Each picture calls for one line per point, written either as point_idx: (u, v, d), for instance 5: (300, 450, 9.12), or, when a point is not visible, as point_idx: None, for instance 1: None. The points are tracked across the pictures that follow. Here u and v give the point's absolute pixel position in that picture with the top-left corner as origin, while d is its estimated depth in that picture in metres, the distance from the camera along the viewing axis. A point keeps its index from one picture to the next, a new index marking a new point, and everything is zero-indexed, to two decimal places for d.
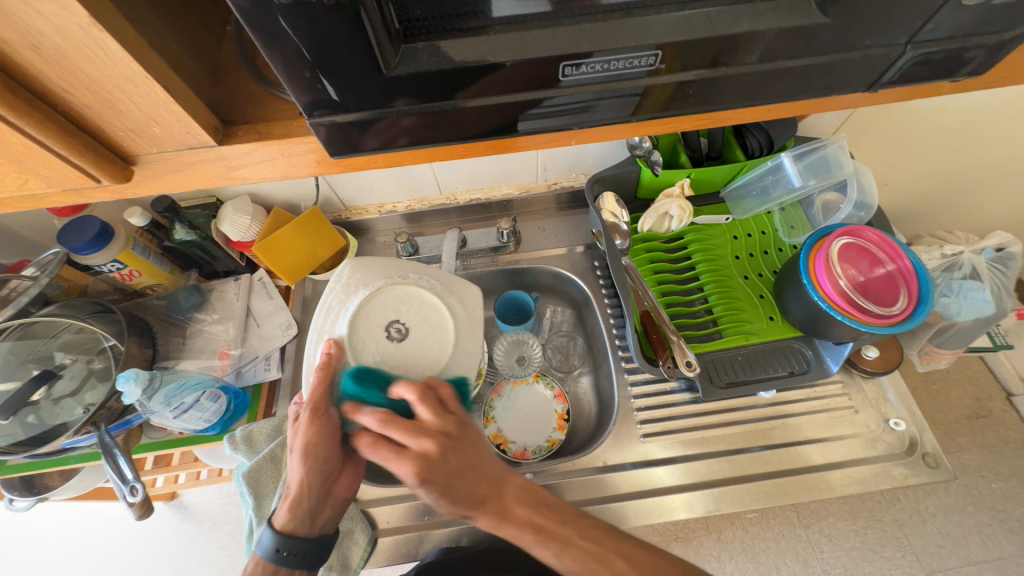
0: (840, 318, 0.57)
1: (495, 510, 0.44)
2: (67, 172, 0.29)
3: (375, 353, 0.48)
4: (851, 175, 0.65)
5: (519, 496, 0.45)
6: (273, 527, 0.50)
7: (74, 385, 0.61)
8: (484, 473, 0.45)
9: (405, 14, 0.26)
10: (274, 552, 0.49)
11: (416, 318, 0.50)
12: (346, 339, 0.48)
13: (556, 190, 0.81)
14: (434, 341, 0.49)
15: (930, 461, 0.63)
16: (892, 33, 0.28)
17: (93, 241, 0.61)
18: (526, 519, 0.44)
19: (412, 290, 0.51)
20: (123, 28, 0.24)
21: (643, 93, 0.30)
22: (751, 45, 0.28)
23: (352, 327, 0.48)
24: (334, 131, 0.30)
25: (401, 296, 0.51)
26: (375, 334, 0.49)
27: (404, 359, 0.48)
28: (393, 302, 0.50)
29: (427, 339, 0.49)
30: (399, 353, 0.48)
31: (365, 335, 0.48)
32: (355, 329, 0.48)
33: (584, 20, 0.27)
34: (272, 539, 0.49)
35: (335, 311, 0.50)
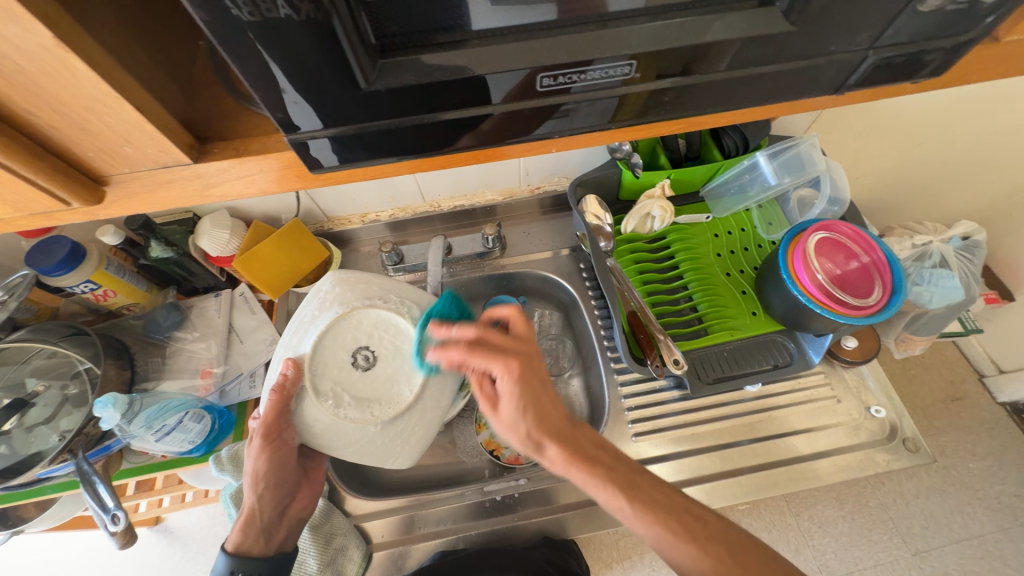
0: (819, 310, 0.58)
1: (567, 441, 0.47)
2: (34, 195, 0.28)
3: (334, 380, 0.49)
4: (824, 172, 0.67)
5: (590, 440, 0.49)
6: (227, 551, 0.50)
7: (48, 411, 0.59)
8: (561, 406, 0.50)
9: (382, 29, 0.26)
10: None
11: (386, 348, 0.51)
12: (307, 360, 0.49)
13: (539, 194, 0.82)
14: (399, 378, 0.50)
15: (910, 446, 0.65)
16: (855, 40, 0.29)
17: (65, 261, 0.59)
18: (600, 462, 0.47)
19: (389, 317, 0.52)
20: (90, 49, 0.23)
21: (620, 100, 0.31)
22: (723, 53, 0.29)
23: (316, 347, 0.49)
24: (313, 147, 0.29)
25: (376, 322, 0.51)
26: (339, 356, 0.50)
27: (366, 388, 0.49)
28: (366, 328, 0.51)
29: (391, 376, 0.50)
30: (360, 383, 0.49)
31: (329, 358, 0.49)
32: (320, 351, 0.49)
33: (558, 33, 0.27)
34: (227, 562, 0.49)
35: (306, 325, 0.50)
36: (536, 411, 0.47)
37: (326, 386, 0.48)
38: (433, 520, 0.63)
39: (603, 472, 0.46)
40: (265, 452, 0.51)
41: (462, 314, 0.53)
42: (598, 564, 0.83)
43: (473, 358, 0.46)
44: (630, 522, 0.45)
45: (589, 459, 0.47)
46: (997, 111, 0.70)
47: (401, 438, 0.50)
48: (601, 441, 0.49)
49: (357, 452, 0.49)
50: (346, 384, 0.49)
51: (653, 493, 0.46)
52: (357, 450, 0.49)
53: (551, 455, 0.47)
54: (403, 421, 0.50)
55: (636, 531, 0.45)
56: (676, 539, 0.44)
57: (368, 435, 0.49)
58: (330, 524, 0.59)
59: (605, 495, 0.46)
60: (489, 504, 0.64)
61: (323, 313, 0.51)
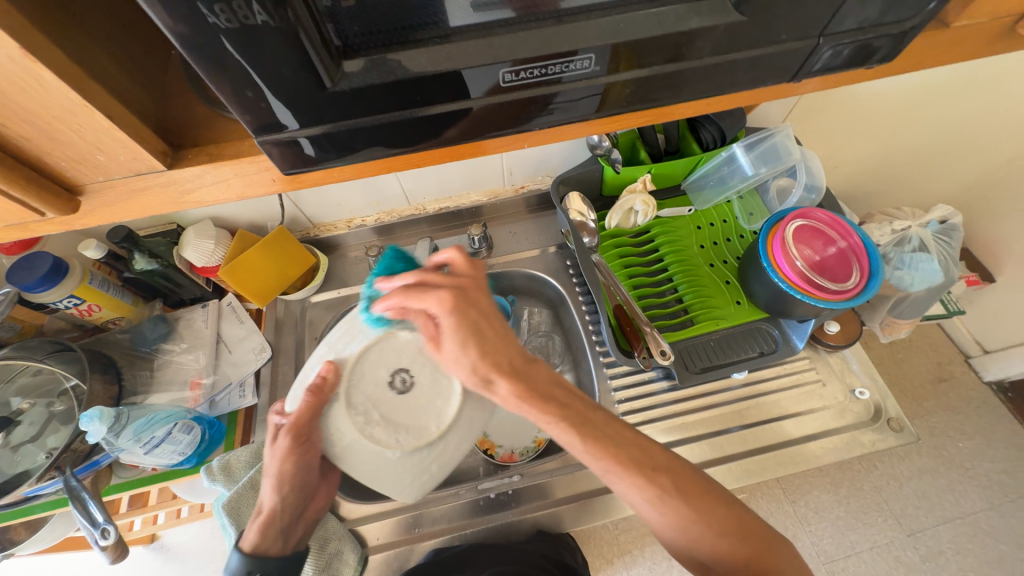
0: (800, 296, 0.59)
1: (520, 379, 0.45)
2: (9, 206, 0.28)
3: (367, 395, 0.46)
4: (799, 161, 0.68)
5: (545, 376, 0.48)
6: (241, 549, 0.49)
7: (34, 429, 0.58)
8: (511, 341, 0.47)
9: (347, 32, 0.26)
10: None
11: (425, 376, 0.46)
12: (348, 365, 0.46)
13: (524, 193, 0.83)
14: (431, 410, 0.46)
15: (895, 425, 0.67)
16: (808, 27, 0.30)
17: (47, 277, 0.58)
18: (552, 397, 0.46)
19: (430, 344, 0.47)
20: (56, 58, 0.23)
21: (603, 92, 0.32)
22: (681, 45, 0.30)
23: (359, 357, 0.46)
24: (286, 149, 0.30)
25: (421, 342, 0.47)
26: (377, 370, 0.47)
27: (396, 412, 0.46)
28: (410, 349, 0.47)
29: (425, 404, 0.46)
30: (391, 399, 0.46)
31: (368, 371, 0.46)
32: (361, 360, 0.46)
33: (517, 29, 0.28)
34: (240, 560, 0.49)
35: (355, 329, 0.48)
36: (478, 344, 0.45)
37: (358, 397, 0.46)
38: (429, 521, 0.63)
39: (549, 408, 0.45)
40: (292, 456, 0.49)
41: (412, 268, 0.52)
42: (599, 560, 0.83)
43: (410, 300, 0.45)
44: (582, 458, 0.45)
45: (543, 395, 0.46)
46: (964, 96, 0.71)
47: (417, 471, 0.46)
48: (555, 378, 0.48)
49: (370, 477, 0.46)
50: (377, 401, 0.46)
51: (609, 433, 0.45)
52: (372, 475, 0.46)
53: (501, 392, 0.45)
54: (425, 456, 0.46)
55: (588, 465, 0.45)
56: (628, 482, 0.44)
57: (386, 463, 0.45)
58: (325, 529, 0.58)
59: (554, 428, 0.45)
60: (484, 503, 0.64)
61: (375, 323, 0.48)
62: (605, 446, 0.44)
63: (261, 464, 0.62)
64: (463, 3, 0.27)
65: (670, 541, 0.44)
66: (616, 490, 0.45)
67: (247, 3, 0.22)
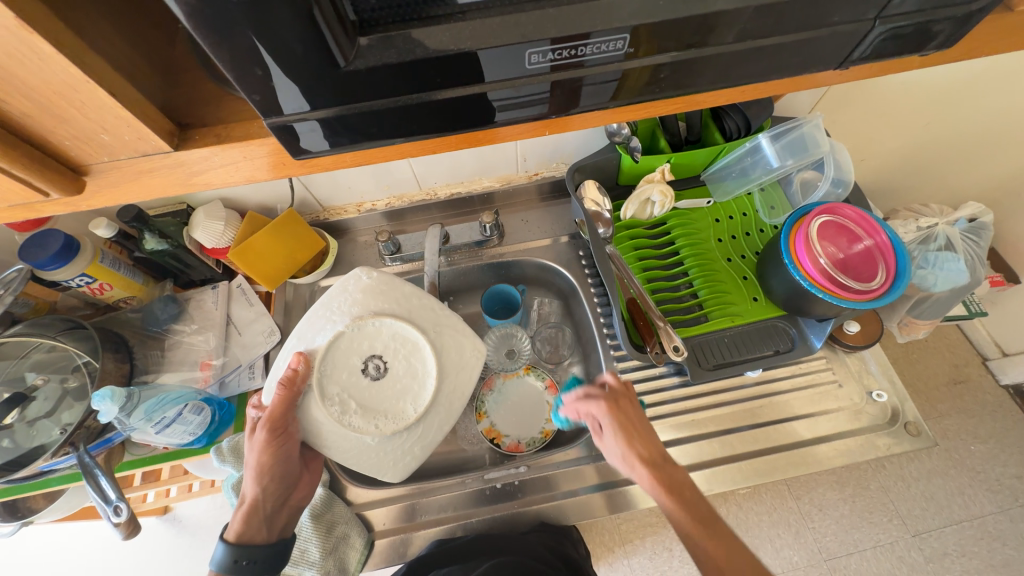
0: (822, 295, 0.57)
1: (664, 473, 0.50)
2: (13, 185, 0.27)
3: (340, 385, 0.48)
4: (828, 153, 0.65)
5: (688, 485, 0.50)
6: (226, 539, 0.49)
7: (49, 405, 0.59)
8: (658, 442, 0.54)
9: (364, 4, 0.24)
10: (232, 564, 0.48)
11: (398, 362, 0.50)
12: (318, 356, 0.48)
13: (537, 180, 0.81)
14: (406, 395, 0.49)
15: (912, 430, 0.65)
16: (861, 10, 0.28)
17: (58, 255, 0.58)
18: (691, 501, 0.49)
19: (396, 328, 0.51)
20: (57, 31, 0.22)
21: (624, 77, 0.30)
22: (721, 26, 0.28)
23: (330, 348, 0.49)
24: (297, 131, 0.29)
25: (392, 331, 0.50)
26: (349, 360, 0.49)
27: (372, 398, 0.49)
28: (384, 337, 0.50)
29: (399, 388, 0.49)
30: (365, 387, 0.49)
31: (340, 362, 0.49)
32: (332, 350, 0.49)
33: (548, 5, 0.26)
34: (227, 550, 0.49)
35: (322, 320, 0.50)
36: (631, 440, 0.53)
37: (330, 388, 0.48)
38: (434, 508, 0.63)
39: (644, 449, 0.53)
40: (269, 445, 0.50)
41: None
42: (600, 549, 0.83)
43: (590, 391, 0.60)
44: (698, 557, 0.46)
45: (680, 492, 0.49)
46: (1007, 88, 0.67)
47: (397, 454, 0.49)
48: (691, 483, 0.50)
49: (354, 461, 0.49)
50: (352, 389, 0.48)
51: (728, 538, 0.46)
52: (354, 459, 0.48)
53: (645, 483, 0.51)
54: (404, 437, 0.49)
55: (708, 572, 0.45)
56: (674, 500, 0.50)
57: (365, 446, 0.48)
58: (332, 513, 0.59)
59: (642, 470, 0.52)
60: (489, 492, 0.64)
61: (341, 316, 0.50)
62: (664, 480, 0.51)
63: None
64: None
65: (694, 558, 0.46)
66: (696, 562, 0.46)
67: None
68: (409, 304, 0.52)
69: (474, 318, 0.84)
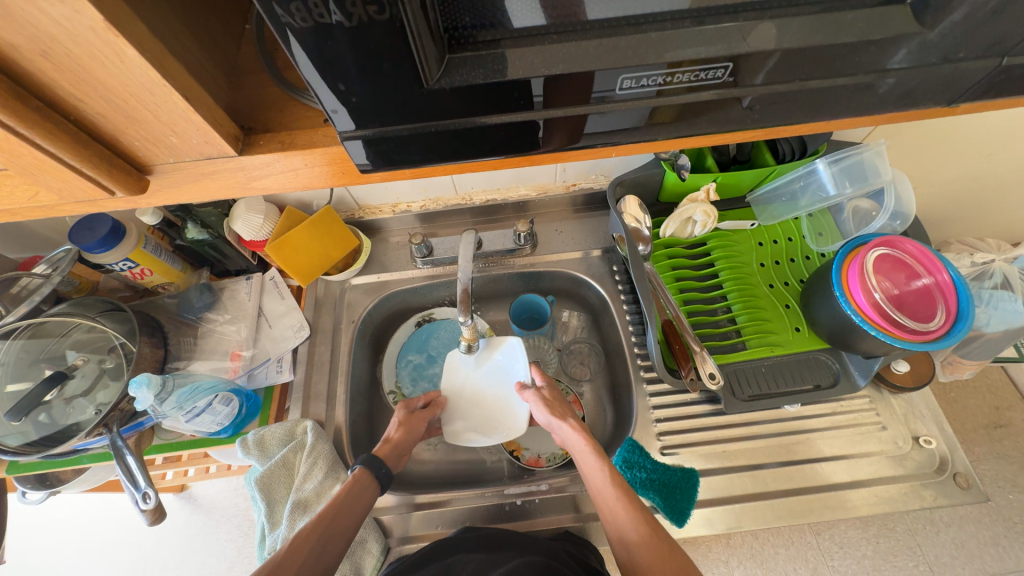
0: (875, 333, 0.53)
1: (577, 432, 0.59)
2: (80, 184, 0.28)
3: (471, 420, 0.68)
4: (889, 183, 0.61)
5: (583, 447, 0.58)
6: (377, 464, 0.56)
7: (86, 384, 0.60)
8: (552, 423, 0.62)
9: (453, 22, 0.24)
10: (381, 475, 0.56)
11: (485, 392, 0.69)
12: (485, 432, 0.67)
13: (574, 191, 0.79)
14: (469, 400, 0.68)
15: (961, 482, 0.61)
16: (952, 50, 0.27)
17: (105, 239, 0.59)
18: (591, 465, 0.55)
19: (516, 417, 0.67)
20: (143, 36, 0.22)
21: (653, 111, 0.29)
22: (809, 54, 0.27)
23: (493, 423, 0.67)
24: (373, 145, 0.28)
25: (513, 418, 0.67)
26: (483, 412, 0.68)
27: (461, 411, 0.68)
28: (495, 392, 0.68)
29: (468, 401, 0.68)
30: (473, 377, 0.69)
31: (485, 420, 0.68)
32: (495, 422, 0.67)
33: (648, 29, 0.26)
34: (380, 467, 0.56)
35: (510, 422, 0.67)
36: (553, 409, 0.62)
37: (462, 400, 0.68)
38: (449, 519, 0.62)
39: (601, 457, 0.54)
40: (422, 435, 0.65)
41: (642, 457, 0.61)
42: None
43: (558, 416, 0.61)
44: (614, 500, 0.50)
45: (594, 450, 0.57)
46: None
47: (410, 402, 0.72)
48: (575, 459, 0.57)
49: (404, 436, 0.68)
50: (471, 380, 0.69)
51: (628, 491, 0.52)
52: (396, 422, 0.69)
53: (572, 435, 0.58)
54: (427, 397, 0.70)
55: (624, 515, 0.49)
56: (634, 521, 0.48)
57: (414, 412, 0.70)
58: None
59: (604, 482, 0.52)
60: (508, 508, 0.62)
61: (507, 413, 0.68)
62: (617, 507, 0.50)
63: (295, 444, 0.63)
64: (528, 3, 0.24)
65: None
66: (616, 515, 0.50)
67: (322, 2, 0.21)
68: (525, 428, 0.67)
69: (499, 326, 0.83)
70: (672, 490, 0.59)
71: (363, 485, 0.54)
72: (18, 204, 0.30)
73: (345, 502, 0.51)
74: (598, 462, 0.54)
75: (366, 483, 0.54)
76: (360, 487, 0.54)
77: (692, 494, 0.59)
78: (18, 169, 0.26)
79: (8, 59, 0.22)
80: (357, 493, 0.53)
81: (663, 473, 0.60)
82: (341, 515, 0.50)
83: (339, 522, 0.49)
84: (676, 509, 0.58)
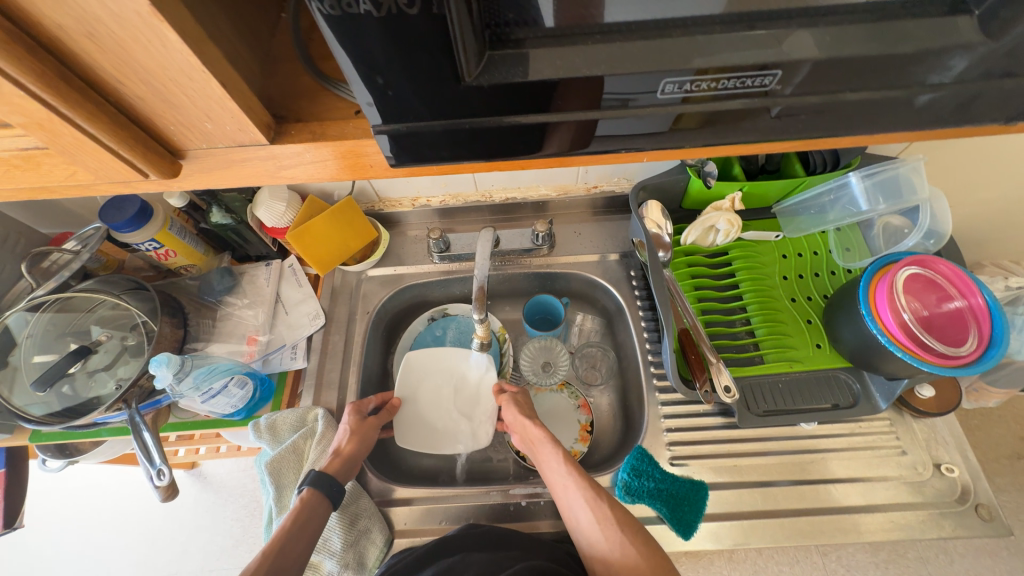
0: (901, 354, 0.51)
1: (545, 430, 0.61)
2: (115, 165, 0.28)
3: (437, 429, 0.67)
4: (925, 201, 0.59)
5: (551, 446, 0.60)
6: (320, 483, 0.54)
7: (108, 359, 0.62)
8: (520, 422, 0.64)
9: (494, 18, 0.24)
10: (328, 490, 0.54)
11: (450, 399, 0.69)
12: (452, 441, 0.67)
13: (595, 194, 0.78)
14: (434, 409, 0.68)
15: (983, 514, 0.59)
16: (1014, 65, 0.26)
17: (133, 219, 0.61)
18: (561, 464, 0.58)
19: (483, 425, 0.67)
20: (185, 21, 0.22)
21: (677, 118, 0.29)
22: (857, 65, 0.26)
23: (459, 433, 0.67)
24: (403, 141, 0.28)
25: (480, 426, 0.67)
26: (448, 421, 0.68)
27: (423, 418, 0.68)
28: (462, 400, 0.69)
29: (432, 408, 0.68)
30: (438, 386, 0.69)
31: (451, 430, 0.67)
32: (462, 431, 0.67)
33: (695, 32, 0.25)
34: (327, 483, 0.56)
35: (478, 431, 0.67)
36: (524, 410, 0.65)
37: (421, 406, 0.68)
38: (452, 516, 0.62)
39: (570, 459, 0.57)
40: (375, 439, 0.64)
41: (651, 466, 0.60)
42: None
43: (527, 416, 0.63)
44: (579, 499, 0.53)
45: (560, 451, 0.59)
46: None
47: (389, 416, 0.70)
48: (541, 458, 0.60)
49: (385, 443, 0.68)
50: (434, 387, 0.69)
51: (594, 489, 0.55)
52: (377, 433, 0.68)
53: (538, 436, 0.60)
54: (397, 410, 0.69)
55: (587, 515, 0.52)
56: (591, 514, 0.52)
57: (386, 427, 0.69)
58: (357, 506, 0.60)
59: (564, 476, 0.56)
60: (512, 508, 0.62)
61: (473, 422, 0.67)
62: (582, 505, 0.53)
63: (306, 431, 0.64)
64: (570, 3, 0.23)
65: (594, 565, 0.50)
66: (583, 516, 0.52)
67: None
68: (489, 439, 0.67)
69: (512, 326, 0.83)
70: (681, 502, 0.58)
71: (313, 506, 0.54)
72: (55, 182, 0.31)
73: (294, 528, 0.51)
74: (565, 463, 0.56)
75: (316, 503, 0.54)
76: (309, 507, 0.53)
77: (700, 507, 0.57)
78: (59, 149, 0.27)
79: (55, 39, 0.22)
80: (308, 516, 0.53)
81: (670, 482, 0.59)
82: (289, 542, 0.50)
83: (291, 547, 0.50)
84: (684, 521, 0.57)
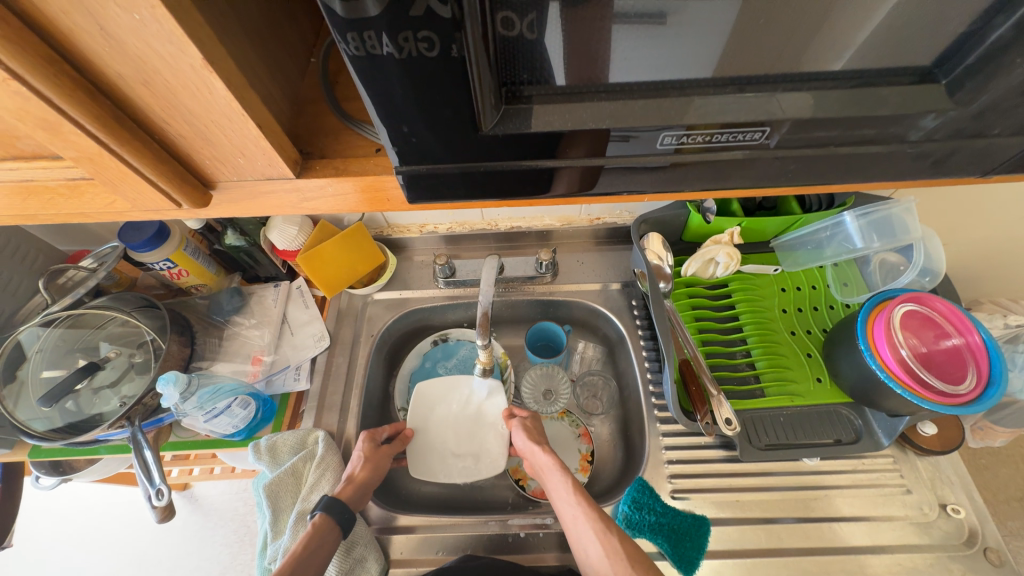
0: (901, 391, 0.52)
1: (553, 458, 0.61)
2: (152, 195, 0.30)
3: (449, 457, 0.67)
4: (919, 240, 0.60)
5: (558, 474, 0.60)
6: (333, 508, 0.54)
7: (114, 376, 0.62)
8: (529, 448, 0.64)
9: (511, 77, 0.26)
10: (340, 515, 0.54)
11: (461, 427, 0.69)
12: (465, 469, 0.67)
13: (597, 225, 0.80)
14: (446, 437, 0.68)
15: (993, 558, 0.57)
16: (988, 125, 0.28)
17: (151, 240, 0.63)
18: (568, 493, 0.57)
19: (494, 453, 0.67)
20: (231, 72, 0.25)
21: (674, 165, 0.31)
22: (843, 122, 0.28)
23: (471, 461, 0.67)
24: (421, 180, 0.31)
25: (491, 453, 0.67)
26: (460, 449, 0.68)
27: (435, 447, 0.68)
28: (473, 427, 0.68)
29: (444, 436, 0.68)
30: (449, 414, 0.69)
31: (464, 458, 0.67)
32: (473, 459, 0.67)
33: (693, 91, 0.27)
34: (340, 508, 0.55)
35: (490, 459, 0.67)
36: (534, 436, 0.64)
37: (432, 436, 0.68)
38: (450, 546, 0.61)
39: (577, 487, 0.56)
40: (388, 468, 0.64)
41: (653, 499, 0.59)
42: None
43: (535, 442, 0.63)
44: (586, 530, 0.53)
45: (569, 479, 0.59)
46: None
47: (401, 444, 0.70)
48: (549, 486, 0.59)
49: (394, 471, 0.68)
50: (445, 416, 0.69)
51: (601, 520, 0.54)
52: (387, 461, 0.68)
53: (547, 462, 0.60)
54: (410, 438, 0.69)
55: (593, 546, 0.51)
56: (597, 544, 0.51)
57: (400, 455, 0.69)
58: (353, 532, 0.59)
59: (572, 506, 0.55)
60: (510, 539, 0.61)
61: (485, 449, 0.67)
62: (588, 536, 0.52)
63: (307, 453, 0.64)
64: (578, 64, 0.26)
65: None
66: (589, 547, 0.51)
67: (378, 36, 0.23)
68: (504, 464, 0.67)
69: (514, 352, 0.83)
70: (682, 538, 0.57)
71: (324, 532, 0.53)
72: (92, 209, 0.33)
73: (304, 554, 0.50)
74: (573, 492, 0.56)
75: (327, 530, 0.53)
76: (320, 533, 0.53)
77: (703, 543, 0.56)
78: (102, 180, 0.29)
79: (113, 85, 0.24)
80: (319, 541, 0.52)
81: (672, 516, 0.58)
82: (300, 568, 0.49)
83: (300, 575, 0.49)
84: (686, 558, 0.56)
